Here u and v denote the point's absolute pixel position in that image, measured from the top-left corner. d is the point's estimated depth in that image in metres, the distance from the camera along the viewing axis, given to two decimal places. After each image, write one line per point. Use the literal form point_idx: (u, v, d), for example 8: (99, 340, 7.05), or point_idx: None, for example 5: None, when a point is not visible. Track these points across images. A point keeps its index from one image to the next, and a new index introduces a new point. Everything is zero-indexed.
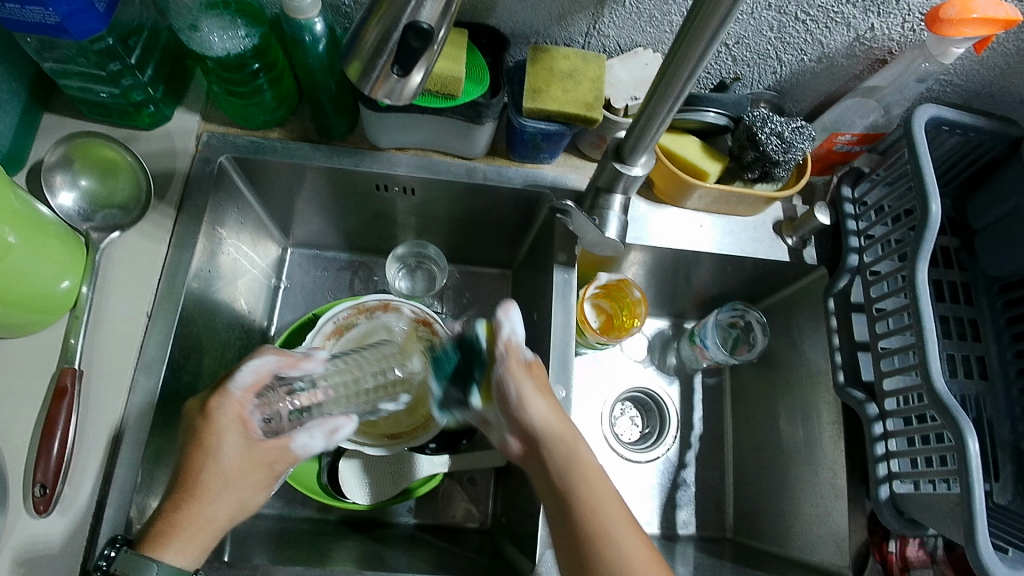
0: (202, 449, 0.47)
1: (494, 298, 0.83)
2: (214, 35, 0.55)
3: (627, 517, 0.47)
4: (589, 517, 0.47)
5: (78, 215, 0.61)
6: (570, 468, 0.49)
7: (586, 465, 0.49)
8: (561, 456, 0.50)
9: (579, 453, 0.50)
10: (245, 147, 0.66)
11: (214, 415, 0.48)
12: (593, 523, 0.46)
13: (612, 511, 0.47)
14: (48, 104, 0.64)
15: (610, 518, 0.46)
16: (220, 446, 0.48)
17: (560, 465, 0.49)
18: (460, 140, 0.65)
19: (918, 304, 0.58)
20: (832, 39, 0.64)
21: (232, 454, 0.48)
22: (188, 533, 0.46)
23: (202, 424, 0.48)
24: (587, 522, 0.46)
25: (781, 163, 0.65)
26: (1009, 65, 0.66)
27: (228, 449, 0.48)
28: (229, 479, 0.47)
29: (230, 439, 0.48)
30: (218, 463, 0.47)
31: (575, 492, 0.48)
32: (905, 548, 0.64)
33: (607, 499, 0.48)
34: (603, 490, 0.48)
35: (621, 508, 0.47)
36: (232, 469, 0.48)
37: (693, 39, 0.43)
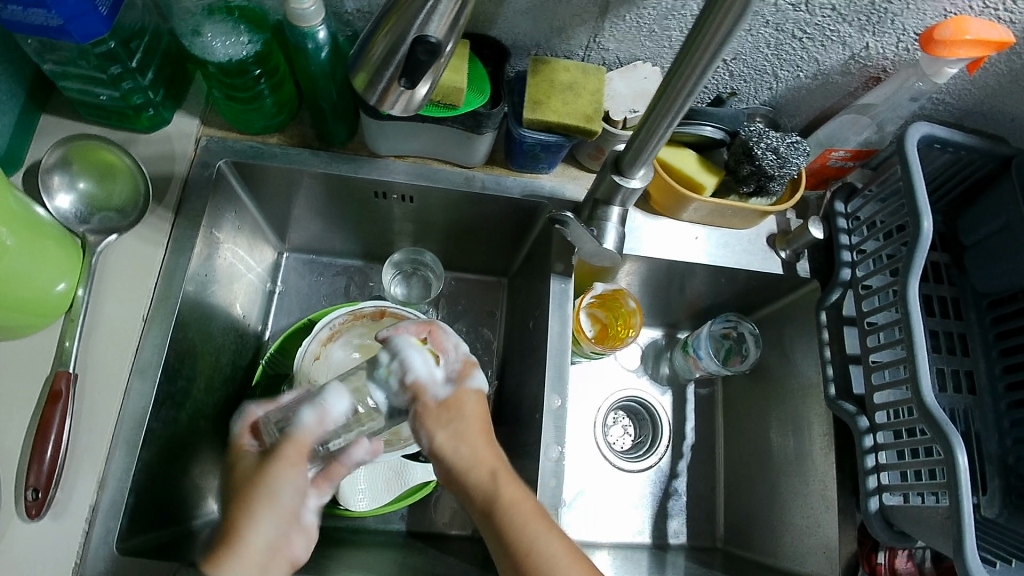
0: (262, 488, 0.48)
1: (490, 305, 0.83)
2: (217, 41, 0.55)
3: (566, 547, 0.49)
4: (530, 555, 0.48)
5: (74, 217, 0.61)
6: (507, 509, 0.50)
7: (523, 505, 0.50)
8: (497, 496, 0.50)
9: (516, 492, 0.51)
10: (244, 152, 0.66)
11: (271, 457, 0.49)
12: (534, 564, 0.47)
13: (549, 543, 0.48)
14: (46, 105, 0.64)
15: (553, 557, 0.48)
16: (278, 487, 0.48)
17: (496, 508, 0.50)
18: (460, 149, 0.66)
19: (909, 319, 0.59)
20: (828, 56, 0.65)
21: (290, 494, 0.48)
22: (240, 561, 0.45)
23: (263, 466, 0.49)
24: (529, 563, 0.47)
25: (776, 177, 0.66)
26: (999, 86, 0.68)
27: (287, 489, 0.48)
28: (287, 516, 0.48)
29: (289, 480, 0.49)
30: (276, 503, 0.48)
31: (517, 532, 0.49)
32: (893, 560, 0.65)
33: (548, 536, 0.49)
34: (543, 528, 0.49)
35: (563, 545, 0.49)
36: (289, 509, 0.48)
37: (695, 57, 0.43)
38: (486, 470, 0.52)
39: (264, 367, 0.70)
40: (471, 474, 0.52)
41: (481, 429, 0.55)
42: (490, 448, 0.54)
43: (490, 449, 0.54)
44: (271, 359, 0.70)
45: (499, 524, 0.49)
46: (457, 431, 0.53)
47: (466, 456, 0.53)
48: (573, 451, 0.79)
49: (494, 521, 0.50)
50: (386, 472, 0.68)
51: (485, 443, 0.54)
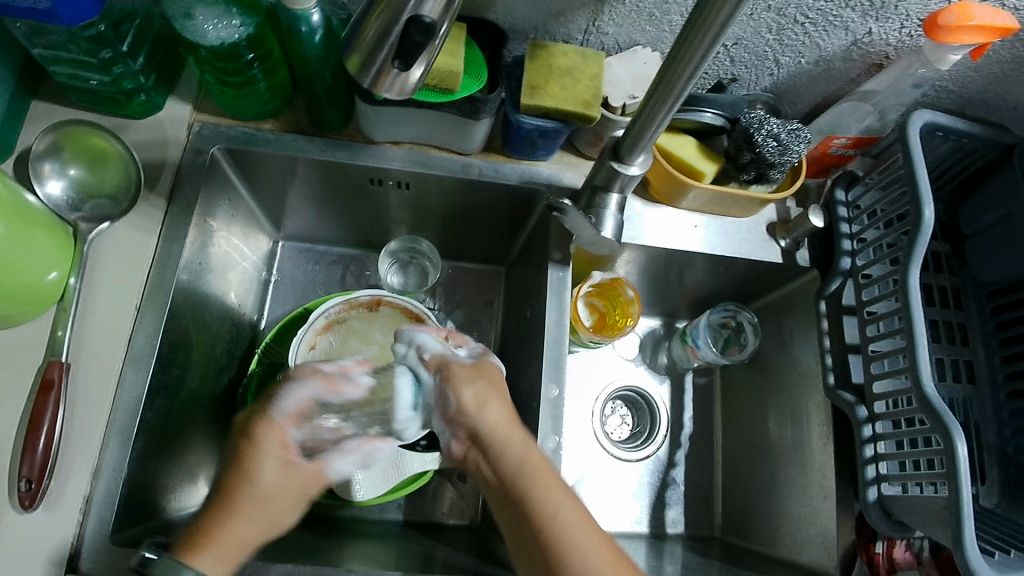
0: (240, 472, 0.46)
1: (487, 295, 0.83)
2: (209, 23, 0.54)
3: (584, 515, 0.47)
4: (548, 520, 0.46)
5: (66, 205, 0.60)
6: (526, 477, 0.48)
7: (540, 468, 0.48)
8: (512, 461, 0.49)
9: (534, 457, 0.49)
10: (238, 138, 0.65)
11: (255, 443, 0.47)
12: (553, 531, 0.45)
13: (568, 511, 0.46)
14: (36, 91, 0.63)
15: (572, 523, 0.46)
16: (261, 465, 0.47)
17: (514, 472, 0.48)
18: (457, 135, 0.65)
19: (910, 308, 0.58)
20: (830, 42, 0.64)
21: (269, 478, 0.47)
22: (221, 550, 0.45)
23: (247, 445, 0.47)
24: (548, 529, 0.46)
25: (776, 165, 0.65)
26: (1002, 73, 0.67)
27: (266, 473, 0.47)
28: (264, 503, 0.46)
29: (269, 464, 0.47)
30: (255, 485, 0.46)
31: (534, 498, 0.47)
32: (891, 550, 0.66)
33: (564, 501, 0.47)
34: (560, 493, 0.47)
35: (582, 512, 0.47)
36: (269, 494, 0.46)
37: (695, 40, 0.43)
38: (503, 434, 0.50)
39: (259, 357, 0.70)
40: (489, 437, 0.50)
41: (499, 393, 0.53)
42: (508, 411, 0.52)
43: (506, 413, 0.52)
44: (265, 348, 0.69)
45: (518, 491, 0.47)
46: (477, 394, 0.52)
47: (485, 418, 0.51)
48: (570, 441, 0.79)
49: (512, 489, 0.48)
50: (383, 464, 0.67)
51: (504, 407, 0.52)
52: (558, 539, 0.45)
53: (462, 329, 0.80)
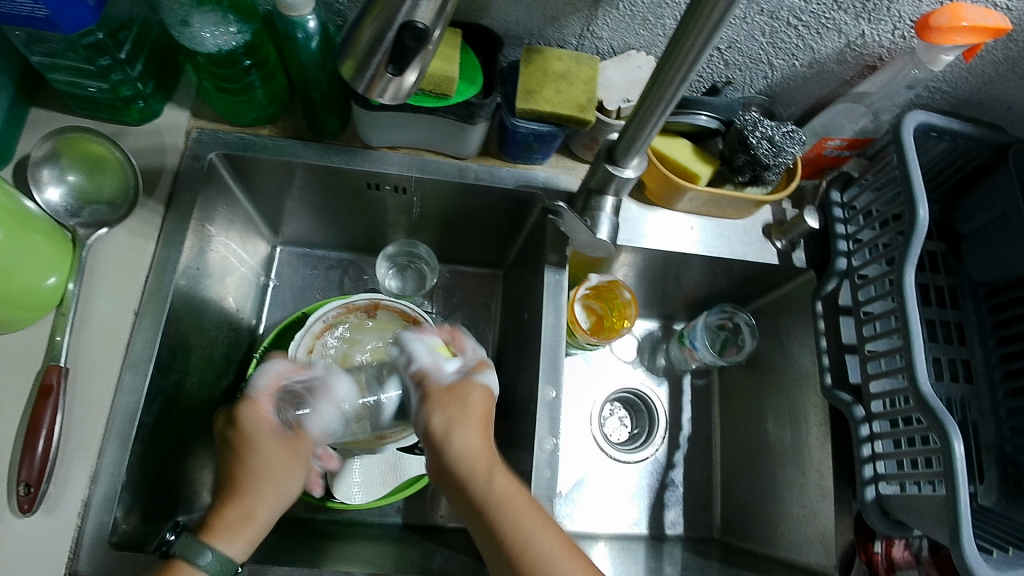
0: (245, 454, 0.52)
1: (485, 298, 0.83)
2: (206, 31, 0.55)
3: (558, 537, 0.49)
4: (518, 546, 0.48)
5: (65, 210, 0.60)
6: (497, 505, 0.49)
7: (517, 499, 0.50)
8: (493, 495, 0.50)
9: (511, 488, 0.50)
10: (235, 144, 0.66)
11: (262, 428, 0.53)
12: (524, 556, 0.48)
13: (539, 535, 0.48)
14: (35, 99, 0.63)
15: (547, 557, 0.48)
16: (262, 450, 0.52)
17: (490, 504, 0.49)
18: (453, 139, 0.65)
19: (904, 308, 0.58)
20: (823, 44, 0.65)
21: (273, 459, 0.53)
22: (231, 529, 0.50)
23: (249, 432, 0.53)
24: (524, 562, 0.47)
25: (771, 166, 0.65)
26: (996, 73, 0.67)
27: (268, 453, 0.53)
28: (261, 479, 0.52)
29: (269, 447, 0.53)
30: (259, 466, 0.52)
31: (514, 531, 0.48)
32: (890, 549, 0.66)
33: (544, 531, 0.49)
34: (538, 523, 0.49)
35: (556, 536, 0.49)
36: (271, 474, 0.52)
37: (686, 43, 0.43)
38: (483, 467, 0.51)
39: (258, 361, 0.69)
40: (465, 467, 0.51)
41: (477, 421, 0.54)
42: (484, 441, 0.53)
43: (483, 439, 0.53)
44: (264, 353, 0.69)
45: (489, 519, 0.49)
46: (454, 421, 0.52)
47: (461, 446, 0.52)
48: (569, 443, 0.79)
49: (484, 517, 0.49)
50: (383, 465, 0.68)
51: (480, 433, 0.53)
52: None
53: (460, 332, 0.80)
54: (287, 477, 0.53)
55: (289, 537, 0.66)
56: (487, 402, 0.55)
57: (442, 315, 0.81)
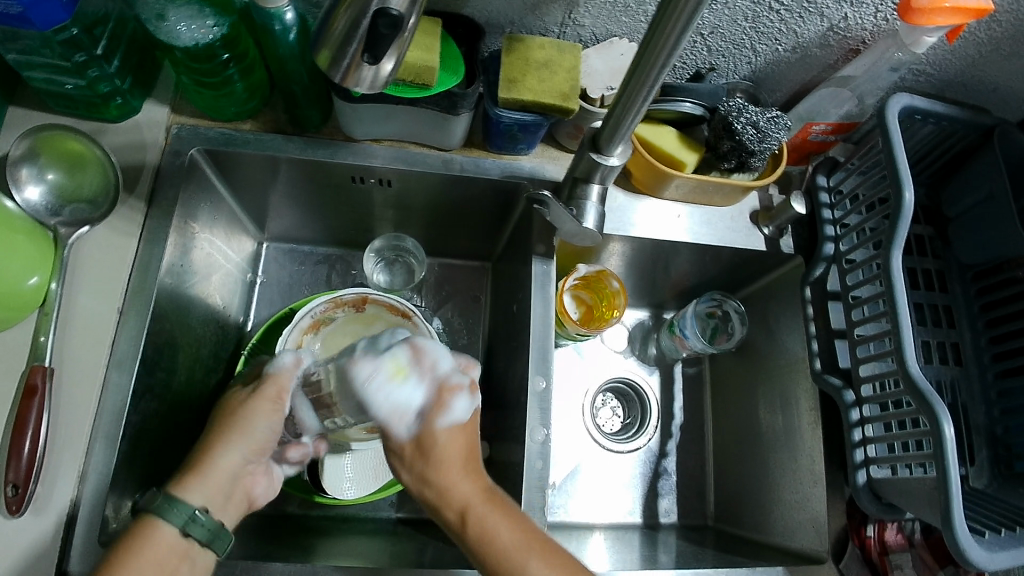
0: (234, 424, 0.51)
1: (474, 291, 0.83)
2: (181, 24, 0.54)
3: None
4: None
5: (45, 209, 0.59)
6: (503, 555, 0.48)
7: (521, 545, 0.48)
8: (494, 537, 0.49)
9: (515, 534, 0.49)
10: (216, 139, 0.65)
11: (246, 406, 0.52)
12: None
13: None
14: (12, 97, 0.62)
15: None
16: (254, 423, 0.51)
17: (491, 550, 0.48)
18: (436, 131, 0.65)
19: (892, 291, 0.58)
20: (806, 28, 0.64)
21: (265, 429, 0.52)
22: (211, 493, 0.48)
23: (232, 409, 0.52)
24: None
25: (756, 152, 0.65)
26: (980, 55, 0.67)
27: (263, 424, 0.52)
28: (259, 452, 0.51)
29: (264, 415, 0.52)
30: (251, 435, 0.51)
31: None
32: (882, 532, 0.67)
33: (543, 569, 0.48)
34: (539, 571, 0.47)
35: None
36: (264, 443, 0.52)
37: (666, 27, 0.42)
38: (471, 509, 0.49)
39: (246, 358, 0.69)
40: (461, 510, 0.50)
41: (467, 461, 0.52)
42: (478, 482, 0.51)
43: (476, 480, 0.51)
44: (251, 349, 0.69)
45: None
46: (439, 462, 0.51)
47: (451, 485, 0.50)
48: (562, 434, 0.79)
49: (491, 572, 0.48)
50: (376, 459, 0.68)
51: (468, 476, 0.51)
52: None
53: (450, 325, 0.80)
54: (263, 423, 0.52)
55: (282, 534, 0.65)
56: (467, 438, 0.53)
57: (431, 308, 0.80)
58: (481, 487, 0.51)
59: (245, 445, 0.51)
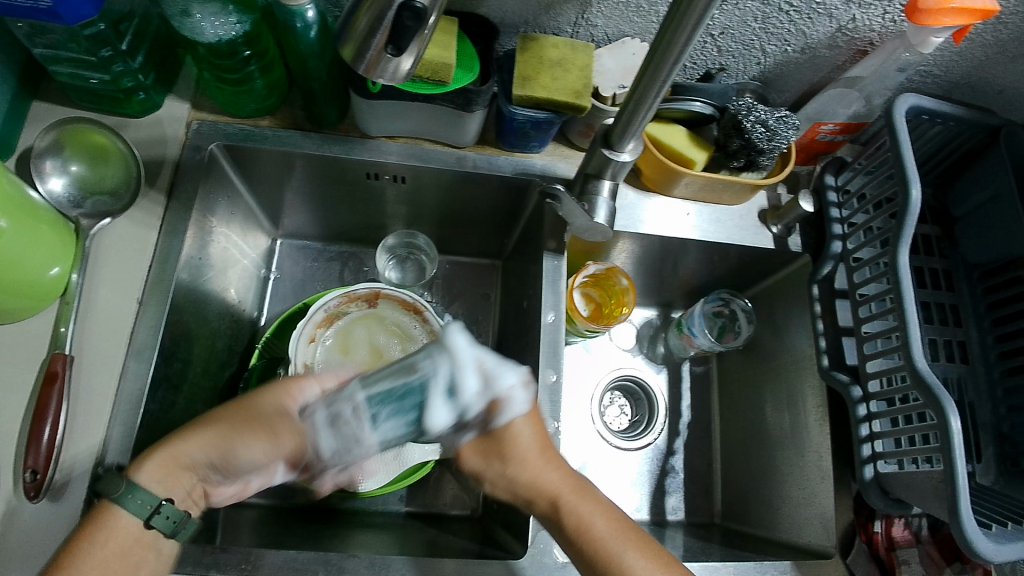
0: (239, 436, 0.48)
1: (484, 289, 0.84)
2: (206, 21, 0.55)
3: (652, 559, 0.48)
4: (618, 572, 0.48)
5: (68, 201, 0.60)
6: (588, 535, 0.49)
7: (610, 531, 0.49)
8: (571, 522, 0.50)
9: (606, 522, 0.50)
10: (236, 135, 0.67)
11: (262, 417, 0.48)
12: None
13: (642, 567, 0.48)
14: (36, 92, 0.64)
15: None
16: (239, 451, 0.48)
17: (579, 534, 0.49)
18: (450, 128, 0.66)
19: (900, 288, 0.59)
20: (815, 29, 0.65)
21: (246, 458, 0.49)
22: (168, 471, 0.48)
23: (247, 419, 0.49)
24: None
25: (766, 151, 0.66)
26: (986, 56, 0.68)
27: (246, 453, 0.49)
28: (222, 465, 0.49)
29: (255, 448, 0.49)
30: (230, 458, 0.49)
31: (602, 563, 0.48)
32: (890, 528, 0.66)
33: (638, 560, 0.48)
34: (628, 550, 0.48)
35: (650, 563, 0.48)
36: (237, 466, 0.49)
37: (679, 25, 0.43)
38: (561, 499, 0.50)
39: (260, 351, 0.71)
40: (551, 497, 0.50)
41: (544, 454, 0.51)
42: (558, 465, 0.52)
43: (555, 473, 0.51)
44: (266, 343, 0.71)
45: (585, 551, 0.49)
46: (515, 458, 0.50)
47: (541, 490, 0.50)
48: (571, 431, 0.79)
49: (581, 548, 0.49)
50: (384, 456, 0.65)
51: (549, 461, 0.51)
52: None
53: (461, 322, 0.81)
54: (248, 451, 0.49)
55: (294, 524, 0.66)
56: (538, 427, 0.51)
57: (441, 305, 0.81)
58: (562, 470, 0.52)
59: (226, 459, 0.49)
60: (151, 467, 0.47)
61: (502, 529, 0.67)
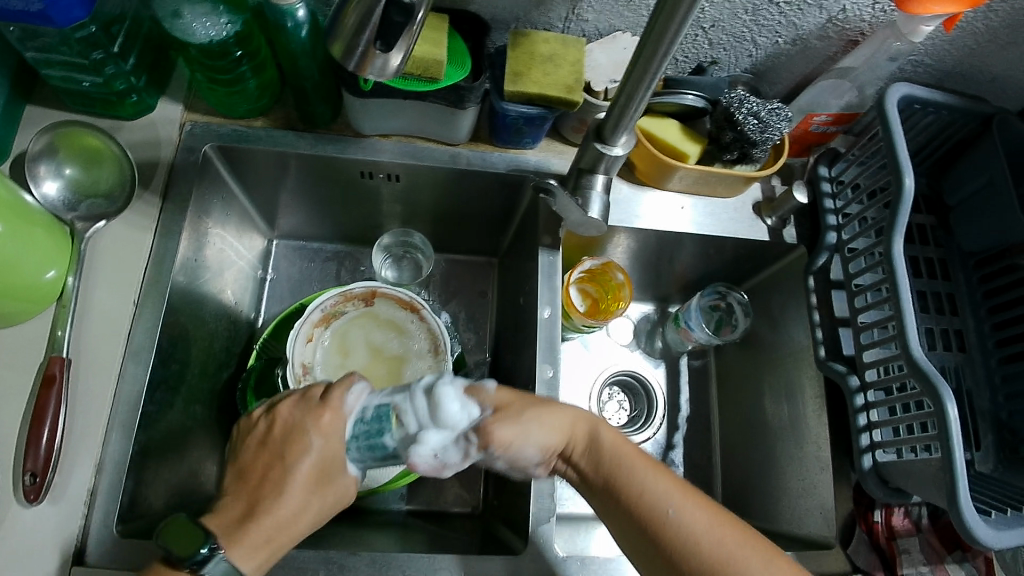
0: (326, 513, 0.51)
1: (481, 286, 0.84)
2: (197, 22, 0.55)
3: (672, 481, 0.51)
4: (635, 488, 0.50)
5: (62, 205, 0.61)
6: (611, 454, 0.52)
7: (632, 454, 0.52)
8: (592, 441, 0.53)
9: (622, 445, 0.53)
10: (229, 136, 0.67)
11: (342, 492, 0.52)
12: (643, 500, 0.50)
13: (659, 485, 0.50)
14: (30, 96, 0.64)
15: (665, 496, 0.50)
16: (319, 524, 0.51)
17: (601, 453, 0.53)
18: (444, 126, 0.66)
19: (895, 277, 0.59)
20: (805, 20, 0.66)
21: (317, 528, 0.51)
22: (268, 549, 0.47)
23: (334, 497, 0.51)
24: (642, 504, 0.50)
25: (758, 143, 0.66)
26: (977, 44, 0.68)
27: (320, 525, 0.51)
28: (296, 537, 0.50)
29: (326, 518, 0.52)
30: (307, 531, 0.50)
31: (624, 477, 0.51)
32: (890, 517, 0.66)
33: (656, 482, 0.50)
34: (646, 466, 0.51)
35: (671, 484, 0.51)
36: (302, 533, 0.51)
37: (667, 17, 0.43)
38: (588, 423, 0.54)
39: (257, 352, 0.71)
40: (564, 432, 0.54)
41: (561, 398, 0.56)
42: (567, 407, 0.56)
43: (577, 408, 0.56)
44: (263, 344, 0.71)
45: (606, 467, 0.52)
46: (521, 399, 0.55)
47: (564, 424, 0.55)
48: None
49: (601, 466, 0.52)
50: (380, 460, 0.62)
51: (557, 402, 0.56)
52: (666, 505, 0.49)
53: (458, 320, 0.81)
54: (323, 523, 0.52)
55: None
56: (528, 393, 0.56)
57: (439, 303, 0.82)
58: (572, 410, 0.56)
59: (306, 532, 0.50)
60: (257, 552, 0.46)
61: (502, 526, 0.67)
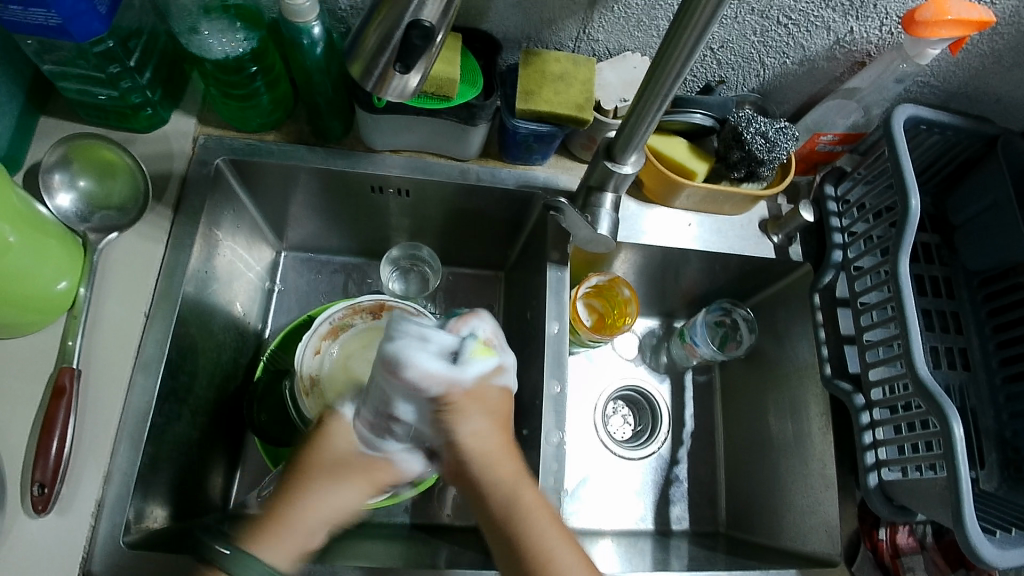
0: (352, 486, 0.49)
1: (487, 299, 0.84)
2: (213, 38, 0.56)
3: (575, 549, 0.47)
4: (538, 561, 0.46)
5: (75, 216, 0.61)
6: (518, 510, 0.47)
7: (538, 513, 0.48)
8: (508, 496, 0.48)
9: (538, 500, 0.48)
10: (241, 149, 0.67)
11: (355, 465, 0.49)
12: (545, 571, 0.45)
13: (564, 554, 0.46)
14: (45, 108, 0.65)
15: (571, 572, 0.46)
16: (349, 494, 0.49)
17: (513, 504, 0.47)
18: (454, 141, 0.67)
19: (901, 296, 0.59)
20: (813, 42, 0.66)
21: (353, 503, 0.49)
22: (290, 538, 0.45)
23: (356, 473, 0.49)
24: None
25: (766, 161, 0.67)
26: (982, 66, 0.69)
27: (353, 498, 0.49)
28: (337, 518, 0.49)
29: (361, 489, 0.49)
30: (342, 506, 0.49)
31: (525, 535, 0.47)
32: (894, 536, 0.67)
33: (558, 541, 0.47)
34: (556, 533, 0.47)
35: (576, 553, 0.47)
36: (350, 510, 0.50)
37: (680, 39, 0.44)
38: (495, 459, 0.49)
39: (265, 363, 0.71)
40: (482, 459, 0.48)
41: (490, 417, 0.50)
42: (507, 444, 0.51)
43: (496, 434, 0.50)
44: (271, 355, 0.71)
45: (509, 528, 0.47)
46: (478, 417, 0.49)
47: (482, 449, 0.49)
48: (575, 442, 0.79)
49: (504, 527, 0.47)
50: None
51: (502, 436, 0.51)
52: None
53: None
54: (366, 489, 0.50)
55: None
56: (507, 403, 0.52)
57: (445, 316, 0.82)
58: (502, 440, 0.50)
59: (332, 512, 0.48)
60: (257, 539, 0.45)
61: None
